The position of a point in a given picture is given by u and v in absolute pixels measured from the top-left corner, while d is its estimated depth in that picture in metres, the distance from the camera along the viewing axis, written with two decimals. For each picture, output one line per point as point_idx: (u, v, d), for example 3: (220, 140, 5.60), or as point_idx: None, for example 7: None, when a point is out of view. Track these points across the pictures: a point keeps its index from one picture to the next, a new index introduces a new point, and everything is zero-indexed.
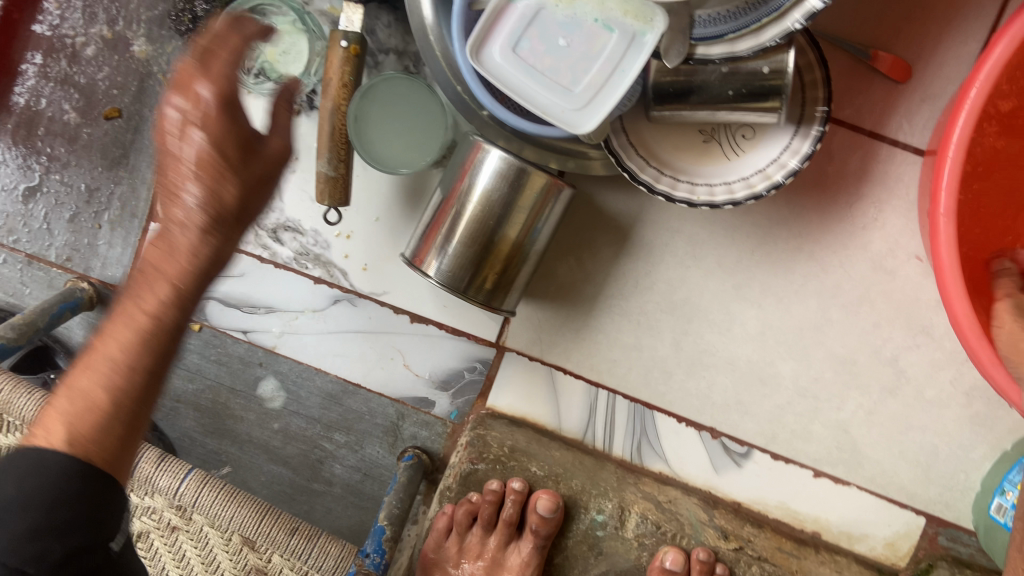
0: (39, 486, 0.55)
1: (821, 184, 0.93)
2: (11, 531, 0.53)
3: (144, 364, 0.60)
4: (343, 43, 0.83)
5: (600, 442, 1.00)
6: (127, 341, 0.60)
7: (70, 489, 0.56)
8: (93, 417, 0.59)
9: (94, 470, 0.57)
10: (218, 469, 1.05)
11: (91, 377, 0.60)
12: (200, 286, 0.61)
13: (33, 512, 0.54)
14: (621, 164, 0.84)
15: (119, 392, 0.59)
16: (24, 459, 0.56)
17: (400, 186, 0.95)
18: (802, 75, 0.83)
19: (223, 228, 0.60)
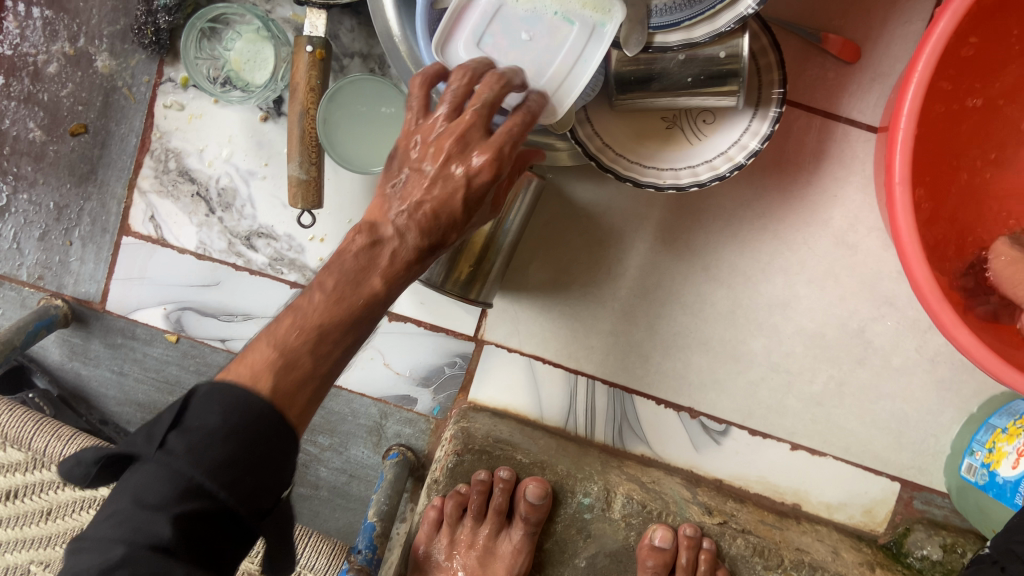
0: (239, 423, 0.54)
1: (781, 164, 0.96)
2: (210, 457, 0.52)
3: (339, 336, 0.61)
4: (309, 48, 0.85)
5: (582, 429, 1.02)
6: (332, 314, 0.61)
7: (260, 429, 0.54)
8: (292, 379, 0.58)
9: (283, 419, 0.56)
10: None
11: (293, 333, 0.60)
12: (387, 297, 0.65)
13: (232, 443, 0.53)
14: (588, 153, 0.85)
15: (313, 357, 0.60)
16: (226, 393, 0.55)
17: (372, 187, 0.97)
18: (756, 60, 0.86)
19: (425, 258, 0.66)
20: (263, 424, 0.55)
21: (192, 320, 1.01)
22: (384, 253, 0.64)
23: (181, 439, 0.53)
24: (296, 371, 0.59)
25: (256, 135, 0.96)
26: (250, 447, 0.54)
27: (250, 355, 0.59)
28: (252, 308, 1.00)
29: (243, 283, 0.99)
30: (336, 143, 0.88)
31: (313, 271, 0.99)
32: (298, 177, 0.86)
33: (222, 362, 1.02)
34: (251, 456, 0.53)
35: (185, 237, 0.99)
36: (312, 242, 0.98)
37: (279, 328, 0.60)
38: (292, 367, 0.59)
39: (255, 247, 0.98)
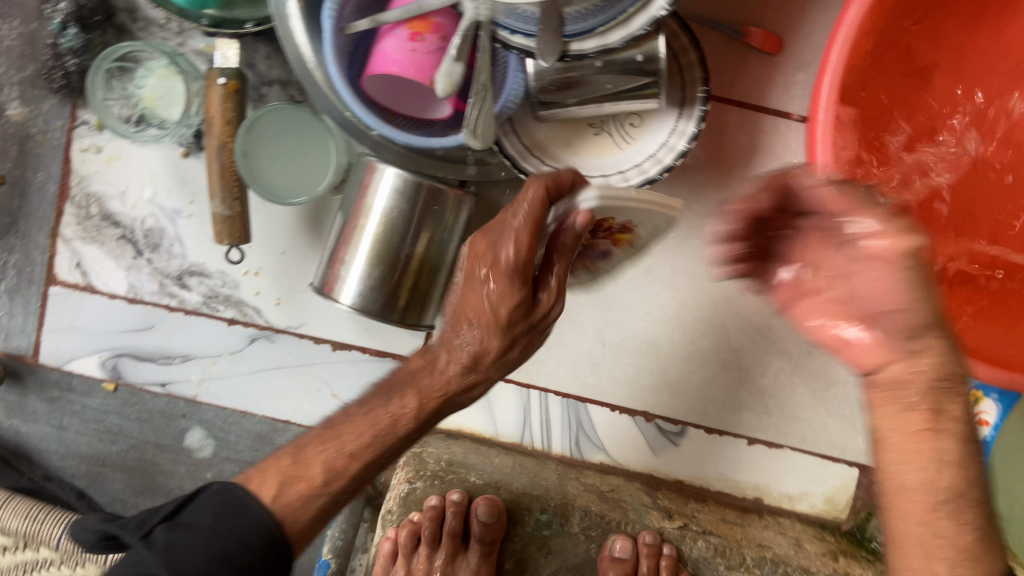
0: (232, 529, 0.64)
1: (714, 160, 0.95)
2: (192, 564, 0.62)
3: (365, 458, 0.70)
4: (221, 80, 0.82)
5: (539, 443, 1.01)
6: (363, 437, 0.70)
7: (252, 544, 0.64)
8: (295, 492, 0.67)
9: (279, 539, 0.66)
10: None
11: (314, 451, 0.69)
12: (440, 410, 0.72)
13: (207, 554, 0.62)
14: (517, 167, 0.86)
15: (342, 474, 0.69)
16: (230, 497, 0.66)
17: (302, 216, 0.94)
18: (678, 59, 0.86)
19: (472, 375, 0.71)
20: (254, 533, 0.65)
21: (130, 366, 0.98)
22: (431, 365, 0.71)
23: (167, 539, 0.64)
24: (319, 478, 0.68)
25: (178, 171, 0.93)
26: (229, 558, 0.63)
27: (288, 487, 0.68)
28: (190, 348, 0.97)
29: (178, 324, 0.97)
30: (258, 177, 0.84)
31: (249, 305, 0.96)
32: (221, 213, 0.84)
33: (164, 406, 0.99)
34: (231, 569, 0.63)
35: (114, 282, 0.97)
36: (246, 276, 0.95)
37: (307, 445, 0.70)
38: (302, 475, 0.68)
39: (187, 286, 0.96)
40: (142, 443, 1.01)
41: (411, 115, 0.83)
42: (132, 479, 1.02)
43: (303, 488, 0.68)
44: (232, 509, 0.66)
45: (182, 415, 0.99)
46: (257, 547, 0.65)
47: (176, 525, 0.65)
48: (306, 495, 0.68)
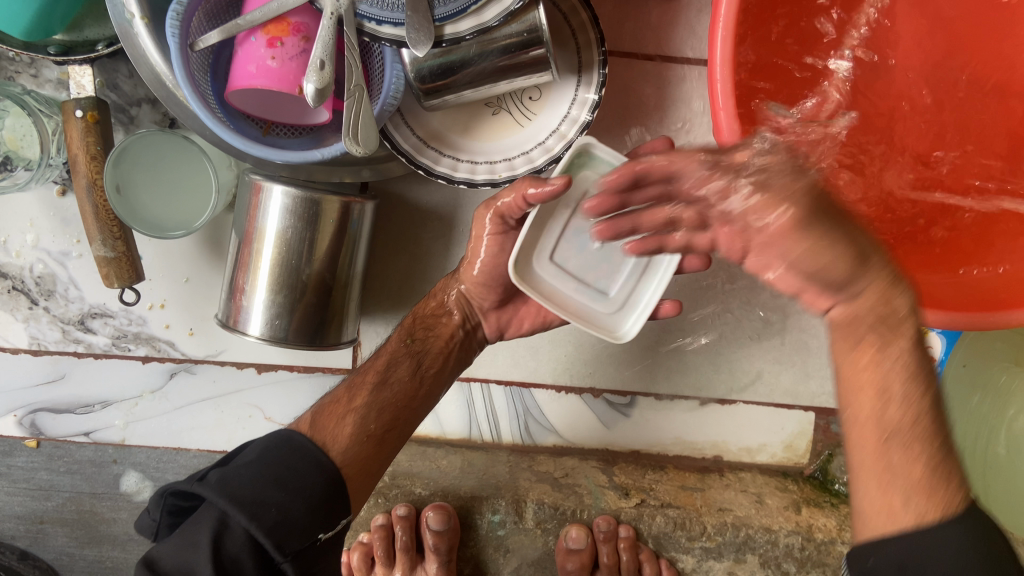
0: (280, 459, 0.68)
1: (624, 119, 0.89)
2: (255, 482, 0.66)
3: (363, 424, 0.75)
4: (78, 113, 0.75)
5: (488, 434, 0.97)
6: (354, 413, 0.75)
7: (304, 466, 0.69)
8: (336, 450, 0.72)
9: (332, 471, 0.70)
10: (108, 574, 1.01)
11: (331, 420, 0.74)
12: (402, 385, 0.78)
13: (267, 479, 0.66)
14: (413, 163, 0.80)
15: (359, 433, 0.74)
16: (263, 440, 0.71)
17: (198, 240, 0.88)
18: (569, 21, 0.79)
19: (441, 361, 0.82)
20: (303, 455, 0.69)
21: (48, 420, 0.94)
22: (379, 353, 0.80)
23: (223, 475, 0.67)
24: (347, 398, 0.76)
25: (59, 212, 0.87)
26: (283, 480, 0.67)
27: (327, 429, 0.73)
28: (108, 393, 0.93)
29: (91, 370, 0.92)
30: (138, 215, 0.78)
31: (162, 340, 0.91)
32: (104, 256, 0.78)
33: (93, 455, 0.95)
34: (292, 484, 0.67)
35: (14, 336, 0.91)
36: (152, 310, 0.90)
37: (322, 420, 0.74)
38: (336, 401, 0.76)
39: (92, 330, 0.91)
40: (78, 495, 0.97)
41: (289, 123, 0.77)
42: (74, 532, 0.99)
43: (338, 411, 0.75)
44: (279, 445, 0.70)
45: (112, 460, 0.96)
46: (308, 471, 0.69)
47: (228, 466, 0.68)
48: (344, 420, 0.74)
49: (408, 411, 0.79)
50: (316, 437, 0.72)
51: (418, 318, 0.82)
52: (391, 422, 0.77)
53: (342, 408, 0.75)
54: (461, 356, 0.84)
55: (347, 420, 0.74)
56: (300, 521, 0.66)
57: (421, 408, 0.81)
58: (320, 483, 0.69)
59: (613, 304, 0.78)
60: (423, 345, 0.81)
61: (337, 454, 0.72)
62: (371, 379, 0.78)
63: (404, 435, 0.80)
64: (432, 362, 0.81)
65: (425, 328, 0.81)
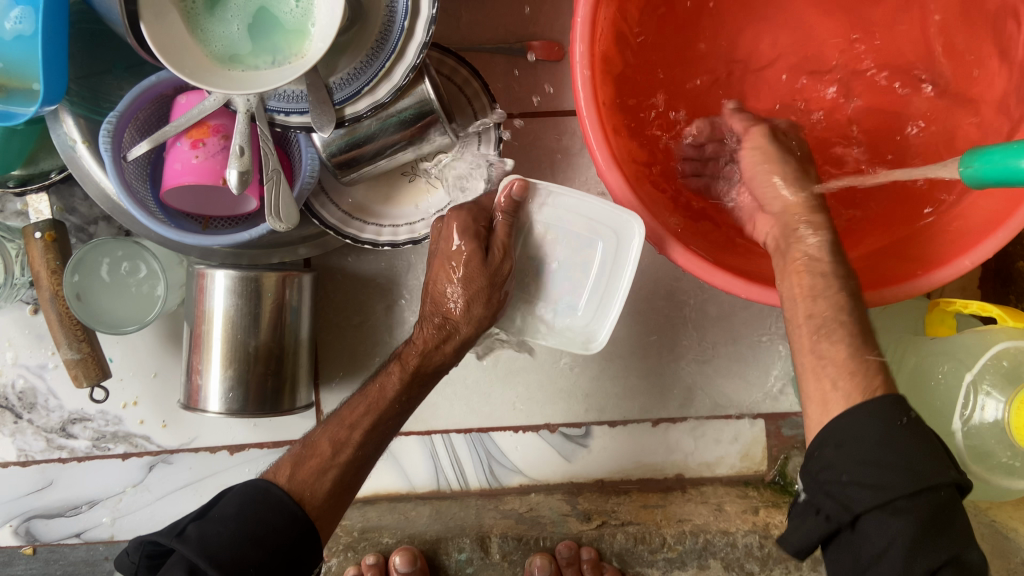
0: (255, 510, 0.74)
1: (534, 171, 0.98)
2: (232, 539, 0.72)
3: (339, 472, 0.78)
4: (37, 234, 0.84)
5: (455, 482, 1.01)
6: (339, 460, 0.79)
7: (278, 520, 0.74)
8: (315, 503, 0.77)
9: (305, 527, 0.76)
10: None
11: (305, 468, 0.78)
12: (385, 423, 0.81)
13: (243, 540, 0.72)
14: (341, 234, 0.88)
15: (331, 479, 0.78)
16: (243, 490, 0.76)
17: (162, 336, 0.96)
18: (464, 90, 0.90)
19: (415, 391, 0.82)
20: (277, 509, 0.75)
21: (41, 526, 1.00)
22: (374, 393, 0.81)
23: (201, 530, 0.73)
24: (331, 452, 0.79)
25: (33, 329, 0.95)
26: (259, 539, 0.73)
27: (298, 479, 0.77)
28: (94, 493, 0.99)
29: (75, 474, 0.98)
30: (97, 316, 0.87)
31: (138, 435, 0.98)
32: (72, 358, 0.85)
33: (85, 555, 1.00)
34: (265, 542, 0.73)
35: (2, 450, 0.97)
36: (126, 408, 0.97)
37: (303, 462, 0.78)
38: (317, 454, 0.78)
39: (74, 435, 0.97)
40: None
41: (225, 216, 0.86)
42: None
43: (316, 464, 0.78)
44: (257, 496, 0.76)
45: (104, 558, 1.01)
46: (278, 520, 0.74)
47: (207, 520, 0.74)
48: (324, 475, 0.78)
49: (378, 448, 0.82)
50: (294, 489, 0.76)
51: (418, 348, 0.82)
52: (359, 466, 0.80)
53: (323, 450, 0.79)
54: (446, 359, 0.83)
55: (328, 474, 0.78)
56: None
57: (388, 433, 0.83)
58: (292, 536, 0.75)
59: (586, 316, 0.84)
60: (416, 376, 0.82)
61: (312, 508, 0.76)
62: (334, 436, 0.80)
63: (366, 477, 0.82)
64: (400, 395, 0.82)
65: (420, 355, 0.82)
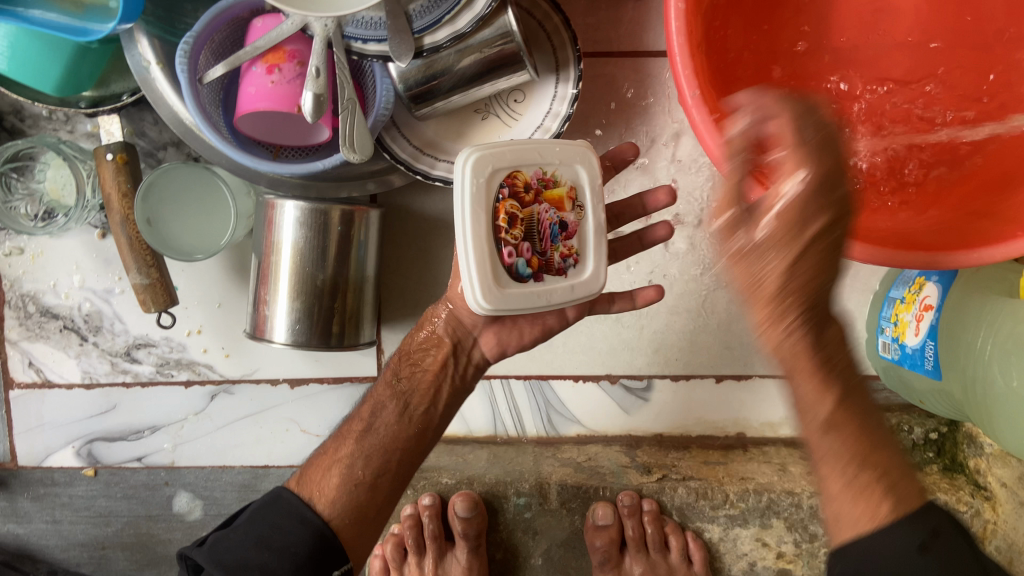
0: (271, 517, 0.73)
1: (612, 112, 0.95)
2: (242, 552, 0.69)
3: (351, 474, 0.77)
4: (109, 156, 0.83)
5: (513, 430, 1.01)
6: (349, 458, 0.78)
7: (291, 527, 0.72)
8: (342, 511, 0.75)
9: (316, 532, 0.73)
10: None
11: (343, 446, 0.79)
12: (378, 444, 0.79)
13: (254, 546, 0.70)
14: (411, 170, 0.86)
15: (343, 484, 0.76)
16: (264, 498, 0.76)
17: (228, 266, 0.96)
18: (543, 26, 0.86)
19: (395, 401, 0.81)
20: (290, 514, 0.73)
21: (103, 448, 1.01)
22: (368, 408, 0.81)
23: (218, 539, 0.71)
24: (336, 449, 0.79)
25: (101, 253, 0.95)
26: (268, 542, 0.70)
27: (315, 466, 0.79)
28: (157, 418, 1.00)
29: (139, 398, 0.99)
30: (166, 242, 0.86)
31: (201, 363, 0.98)
32: (140, 283, 0.85)
33: (146, 479, 1.02)
34: (271, 547, 0.70)
35: (68, 372, 0.98)
36: (190, 336, 0.97)
37: (326, 458, 0.79)
38: (328, 454, 0.79)
39: (138, 360, 0.98)
40: (135, 518, 1.03)
41: (297, 145, 0.85)
42: (134, 555, 1.04)
43: (325, 465, 0.78)
44: (271, 506, 0.74)
45: (165, 483, 1.02)
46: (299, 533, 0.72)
47: (226, 528, 0.73)
48: (329, 474, 0.77)
49: (402, 454, 0.80)
50: (303, 493, 0.76)
51: (405, 355, 0.82)
52: (382, 467, 0.78)
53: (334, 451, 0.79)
54: (455, 386, 0.83)
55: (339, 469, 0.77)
56: None
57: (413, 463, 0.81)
58: (305, 539, 0.72)
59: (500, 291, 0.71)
60: (410, 387, 0.81)
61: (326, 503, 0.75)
62: (358, 428, 0.80)
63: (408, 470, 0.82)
64: (419, 401, 0.81)
65: (411, 365, 0.82)
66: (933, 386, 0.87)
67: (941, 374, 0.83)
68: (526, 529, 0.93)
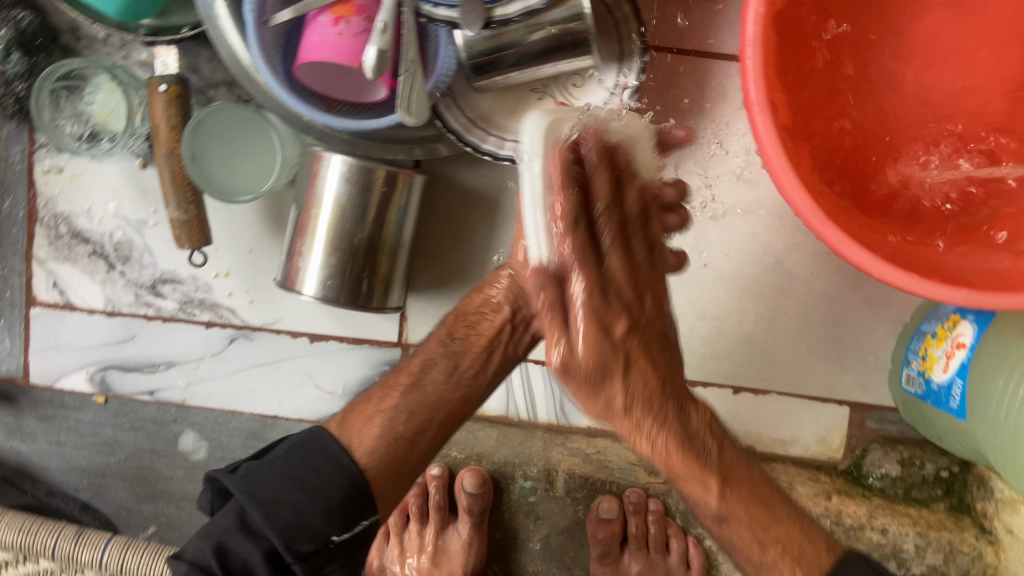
0: (309, 452, 0.75)
1: (668, 109, 0.93)
2: (272, 488, 0.72)
3: (389, 429, 0.77)
4: (162, 87, 0.83)
5: (523, 414, 0.94)
6: (392, 411, 0.78)
7: (329, 471, 0.74)
8: (380, 465, 0.76)
9: (353, 483, 0.74)
10: (145, 530, 1.04)
11: (389, 398, 0.79)
12: (432, 408, 0.78)
13: (287, 484, 0.72)
14: (462, 140, 0.86)
15: (380, 438, 0.76)
16: (300, 432, 0.78)
17: (263, 213, 0.95)
18: (613, 13, 0.83)
19: (450, 357, 0.79)
20: (326, 456, 0.74)
21: (116, 378, 1.01)
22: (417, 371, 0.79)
23: (252, 470, 0.74)
24: (380, 398, 0.79)
25: (139, 183, 0.95)
26: (302, 481, 0.73)
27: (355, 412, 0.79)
28: (173, 354, 1.00)
29: (158, 332, 0.99)
30: (209, 180, 0.86)
31: (224, 307, 0.98)
32: (178, 218, 0.85)
33: (155, 413, 1.02)
34: (307, 486, 0.72)
35: (91, 297, 0.98)
36: (217, 278, 0.97)
37: (382, 400, 0.79)
38: (371, 401, 0.79)
39: (162, 294, 0.98)
40: (138, 451, 1.03)
41: (351, 101, 0.83)
42: (134, 488, 1.04)
43: (368, 412, 0.78)
44: (311, 443, 0.76)
45: (173, 420, 1.02)
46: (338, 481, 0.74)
47: (260, 460, 0.76)
48: (371, 422, 0.78)
49: (445, 413, 0.79)
50: (343, 438, 0.77)
51: (462, 316, 0.80)
52: (422, 424, 0.78)
53: (385, 397, 0.79)
54: (508, 352, 0.80)
55: (380, 420, 0.77)
56: (316, 521, 0.72)
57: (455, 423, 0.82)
58: (337, 484, 0.73)
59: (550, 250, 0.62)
60: (466, 347, 0.79)
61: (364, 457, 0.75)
62: (405, 380, 0.79)
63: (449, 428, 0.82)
64: (469, 364, 0.79)
65: (466, 326, 0.79)
66: (954, 425, 0.87)
67: (967, 415, 0.83)
68: (529, 513, 0.93)
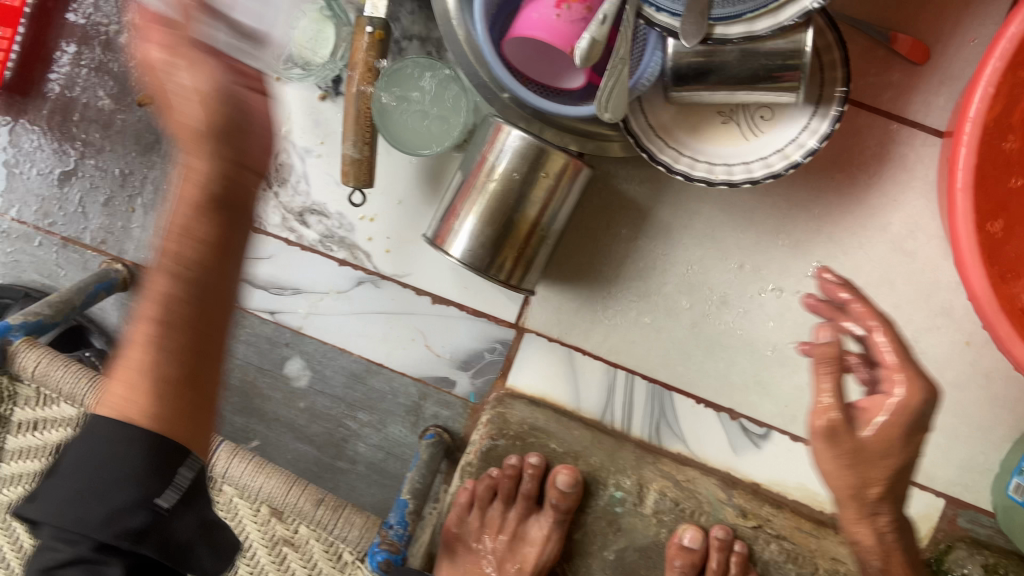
0: (94, 445, 0.61)
1: (841, 163, 0.93)
2: (60, 497, 0.59)
3: (169, 343, 0.65)
4: (368, 29, 0.85)
5: (619, 422, 1.02)
6: (144, 343, 0.65)
7: (116, 449, 0.61)
8: (173, 407, 0.64)
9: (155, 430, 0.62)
10: (247, 443, 1.08)
11: (166, 281, 0.66)
12: (191, 286, 0.66)
13: (72, 476, 0.60)
14: (640, 145, 0.86)
15: (155, 374, 0.64)
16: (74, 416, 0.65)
17: (422, 169, 0.97)
18: (820, 56, 0.84)
19: (207, 212, 0.67)
20: (119, 438, 0.62)
21: (244, 291, 1.04)
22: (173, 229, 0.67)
23: (44, 494, 0.60)
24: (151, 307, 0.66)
25: (314, 113, 0.97)
26: (93, 476, 0.60)
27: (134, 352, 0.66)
28: (302, 281, 1.03)
29: (294, 257, 1.02)
30: (389, 126, 0.89)
31: (361, 250, 1.01)
32: (352, 155, 0.88)
33: (271, 333, 1.05)
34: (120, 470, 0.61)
35: None
36: (362, 221, 1.00)
37: (143, 335, 0.65)
38: (128, 367, 0.65)
39: (307, 223, 1.01)
40: (246, 364, 1.06)
41: (545, 83, 0.85)
42: (231, 398, 1.08)
43: (125, 378, 0.65)
44: (87, 436, 0.62)
45: (285, 343, 1.05)
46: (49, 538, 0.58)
47: (59, 476, 0.61)
48: (140, 366, 0.65)
49: (201, 335, 0.67)
50: (117, 413, 0.63)
51: (224, 202, 0.68)
52: (190, 360, 0.66)
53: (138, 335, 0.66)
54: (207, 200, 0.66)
55: (135, 360, 0.65)
56: (140, 498, 0.60)
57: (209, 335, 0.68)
58: (139, 455, 0.61)
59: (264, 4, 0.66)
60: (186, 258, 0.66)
61: (143, 421, 0.62)
62: (153, 309, 0.66)
63: (219, 346, 0.70)
64: (195, 247, 0.67)
65: (228, 203, 0.69)
66: None
67: None
68: (612, 524, 0.92)
